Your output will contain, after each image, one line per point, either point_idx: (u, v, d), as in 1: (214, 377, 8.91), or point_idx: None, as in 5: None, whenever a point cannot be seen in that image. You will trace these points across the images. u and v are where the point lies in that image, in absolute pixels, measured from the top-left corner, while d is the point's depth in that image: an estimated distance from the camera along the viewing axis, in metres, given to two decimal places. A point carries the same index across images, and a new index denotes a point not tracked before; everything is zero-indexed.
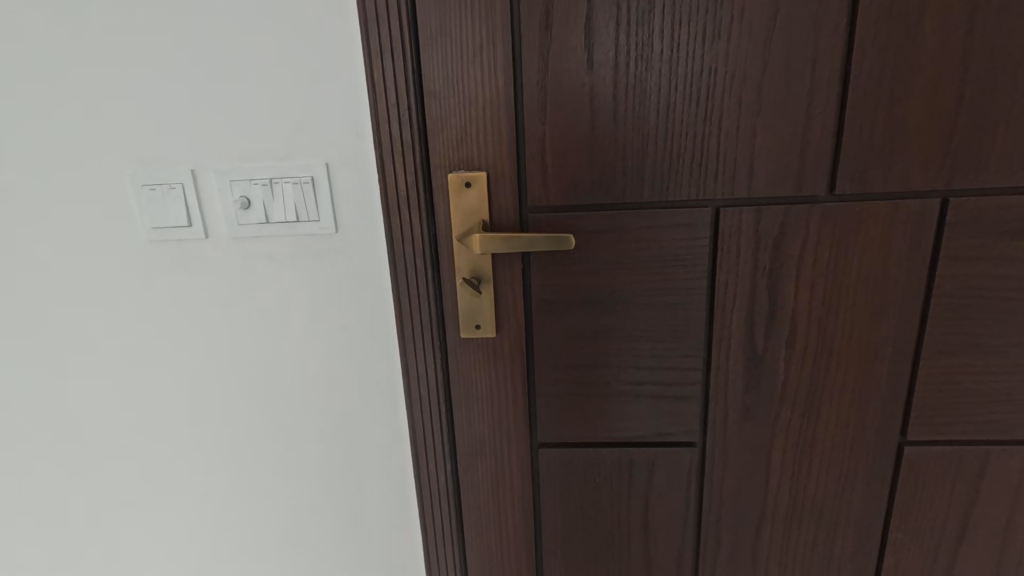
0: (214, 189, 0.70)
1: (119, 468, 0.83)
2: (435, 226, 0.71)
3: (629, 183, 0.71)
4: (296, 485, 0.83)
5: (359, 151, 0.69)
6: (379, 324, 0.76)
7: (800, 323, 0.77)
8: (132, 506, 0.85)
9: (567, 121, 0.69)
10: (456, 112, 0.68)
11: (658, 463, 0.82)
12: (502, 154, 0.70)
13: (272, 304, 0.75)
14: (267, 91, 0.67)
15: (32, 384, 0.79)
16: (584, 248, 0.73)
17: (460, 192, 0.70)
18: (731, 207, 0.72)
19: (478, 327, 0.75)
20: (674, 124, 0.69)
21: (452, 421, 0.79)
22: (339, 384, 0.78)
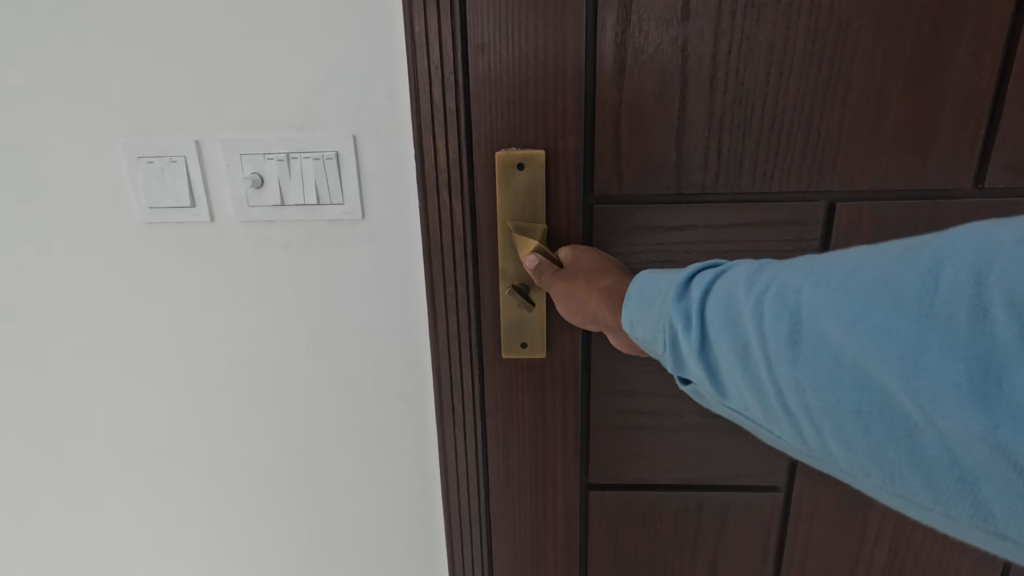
0: (222, 164, 0.59)
1: (112, 474, 0.74)
2: (482, 215, 0.59)
3: (724, 167, 0.58)
4: (306, 504, 0.73)
5: (392, 121, 0.57)
6: (408, 327, 0.64)
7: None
8: (129, 520, 0.76)
9: (649, 88, 0.56)
10: (514, 74, 0.55)
11: (730, 504, 0.69)
12: (568, 128, 0.57)
13: (287, 300, 0.64)
14: (284, 46, 0.56)
15: (15, 380, 0.70)
16: (660, 245, 0.61)
17: (510, 176, 0.58)
18: (848, 201, 0.59)
19: (524, 346, 0.63)
20: (784, 93, 0.56)
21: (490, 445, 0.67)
22: (360, 392, 0.68)
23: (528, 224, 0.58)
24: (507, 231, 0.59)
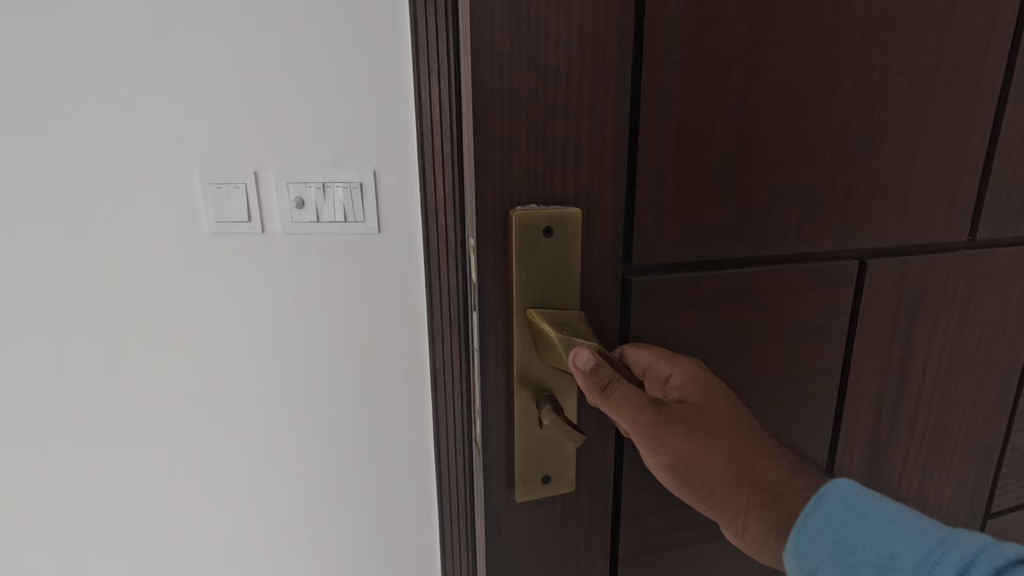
0: (273, 190, 0.77)
1: (166, 436, 0.91)
2: (501, 296, 0.44)
3: (774, 224, 0.51)
4: (325, 465, 0.90)
5: (403, 161, 0.75)
6: (412, 320, 0.82)
7: (923, 396, 0.65)
8: (183, 476, 0.93)
9: (719, 131, 0.46)
10: (550, 111, 0.41)
11: (746, 560, 0.63)
12: (609, 187, 0.45)
13: (319, 295, 0.81)
14: (324, 102, 0.73)
15: (90, 358, 0.88)
16: (698, 316, 0.51)
17: (534, 244, 0.43)
18: (876, 257, 0.57)
19: (547, 480, 0.49)
20: (827, 144, 0.51)
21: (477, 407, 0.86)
22: (375, 372, 0.85)
23: (552, 309, 0.45)
24: (526, 324, 0.45)
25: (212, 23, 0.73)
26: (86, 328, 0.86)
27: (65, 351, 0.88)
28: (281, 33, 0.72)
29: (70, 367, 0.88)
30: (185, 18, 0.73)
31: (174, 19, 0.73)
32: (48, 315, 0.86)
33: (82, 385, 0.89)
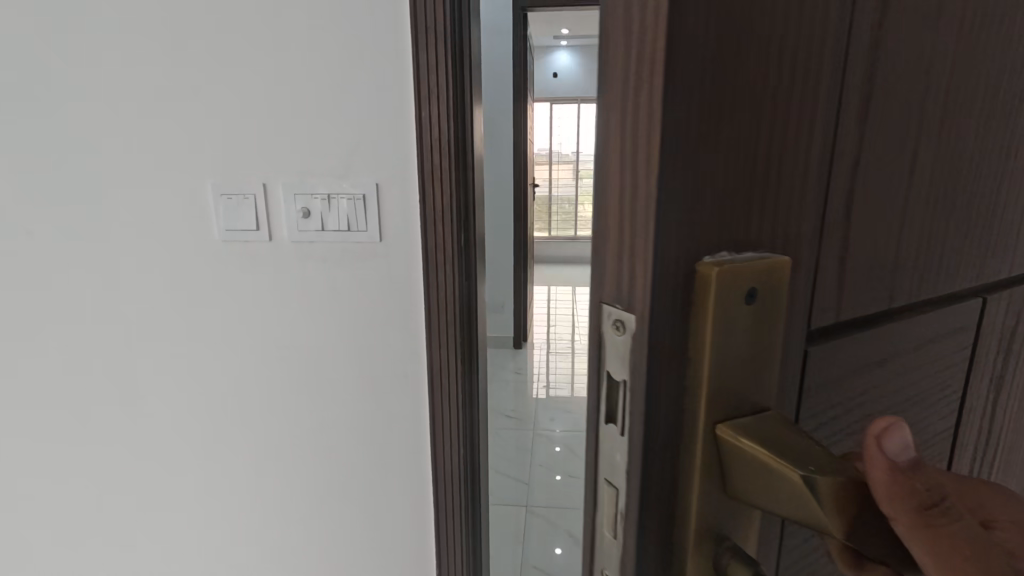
0: (281, 200, 0.82)
1: (173, 433, 0.95)
2: (670, 405, 0.23)
3: (940, 265, 0.33)
4: (325, 463, 0.94)
5: (402, 173, 0.79)
6: (409, 324, 0.85)
7: (1003, 441, 0.45)
8: (188, 474, 0.97)
9: (904, 120, 0.28)
10: (768, 60, 0.22)
11: None
12: (817, 215, 0.26)
13: (321, 299, 0.86)
14: (330, 119, 0.78)
15: (102, 358, 0.92)
16: (860, 404, 0.31)
17: (730, 304, 0.23)
18: (999, 292, 0.38)
19: None
20: (996, 146, 0.33)
21: (471, 404, 0.91)
22: (376, 375, 0.88)
23: (752, 420, 0.24)
24: (712, 452, 0.24)
25: (226, 44, 0.78)
26: (99, 329, 0.90)
27: (79, 350, 0.92)
28: (289, 54, 0.77)
29: (83, 366, 0.92)
30: (200, 39, 0.78)
31: (191, 40, 0.78)
32: (63, 315, 0.90)
33: (94, 384, 0.93)
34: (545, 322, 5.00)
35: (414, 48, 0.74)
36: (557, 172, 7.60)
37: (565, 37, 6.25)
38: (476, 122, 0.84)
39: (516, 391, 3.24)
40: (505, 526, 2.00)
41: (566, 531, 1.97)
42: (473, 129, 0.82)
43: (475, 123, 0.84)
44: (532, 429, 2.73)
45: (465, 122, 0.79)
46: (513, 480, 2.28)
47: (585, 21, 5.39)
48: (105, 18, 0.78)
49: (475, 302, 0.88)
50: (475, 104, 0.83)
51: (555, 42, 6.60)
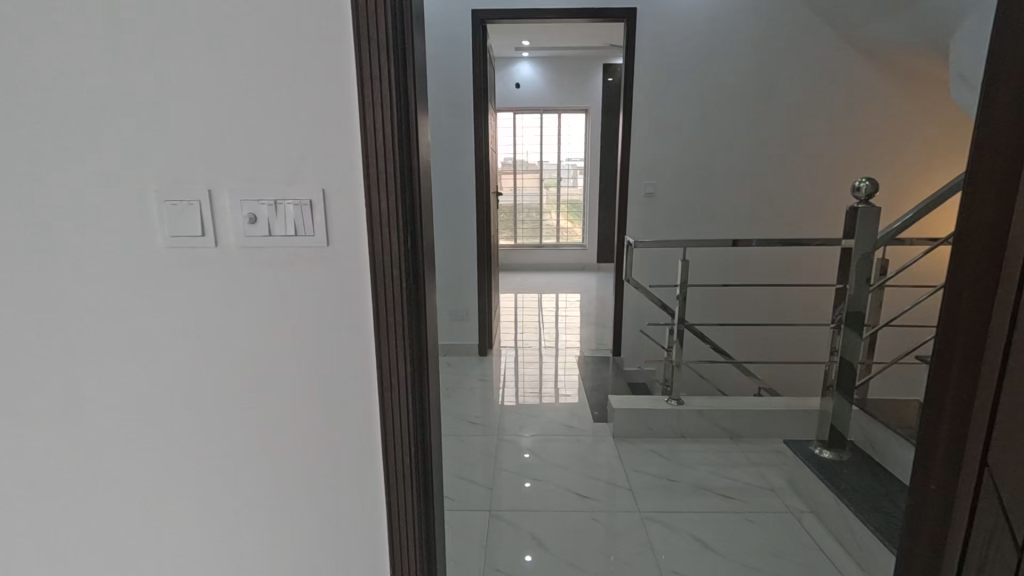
0: (226, 206, 0.83)
1: (120, 445, 0.94)
2: None
3: None
4: (277, 469, 0.94)
5: (348, 178, 0.81)
6: (358, 326, 0.87)
7: None
8: (137, 484, 0.95)
9: None
10: None
11: None
12: None
13: (271, 302, 0.86)
14: (275, 127, 0.80)
15: (44, 368, 0.90)
16: None
17: None
18: None
19: None
20: None
21: (423, 403, 0.93)
22: (327, 377, 0.89)
23: None
24: None
25: (170, 54, 0.78)
26: (40, 338, 0.89)
27: (19, 359, 0.90)
28: (233, 65, 0.78)
29: (23, 376, 0.91)
30: (143, 49, 0.78)
31: (134, 49, 0.78)
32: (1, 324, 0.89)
33: (38, 394, 0.92)
34: (513, 330, 5.03)
35: (357, 60, 0.77)
36: (522, 180, 7.68)
37: (527, 49, 6.34)
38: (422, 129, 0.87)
39: (482, 398, 3.25)
40: (469, 530, 2.02)
41: (530, 533, 2.00)
42: (418, 136, 0.84)
43: (421, 130, 0.87)
44: (497, 435, 2.76)
45: (410, 129, 0.81)
46: (478, 485, 2.29)
47: (546, 33, 5.50)
48: (44, 25, 0.78)
49: (424, 302, 0.90)
50: (421, 112, 0.86)
51: (518, 53, 6.70)
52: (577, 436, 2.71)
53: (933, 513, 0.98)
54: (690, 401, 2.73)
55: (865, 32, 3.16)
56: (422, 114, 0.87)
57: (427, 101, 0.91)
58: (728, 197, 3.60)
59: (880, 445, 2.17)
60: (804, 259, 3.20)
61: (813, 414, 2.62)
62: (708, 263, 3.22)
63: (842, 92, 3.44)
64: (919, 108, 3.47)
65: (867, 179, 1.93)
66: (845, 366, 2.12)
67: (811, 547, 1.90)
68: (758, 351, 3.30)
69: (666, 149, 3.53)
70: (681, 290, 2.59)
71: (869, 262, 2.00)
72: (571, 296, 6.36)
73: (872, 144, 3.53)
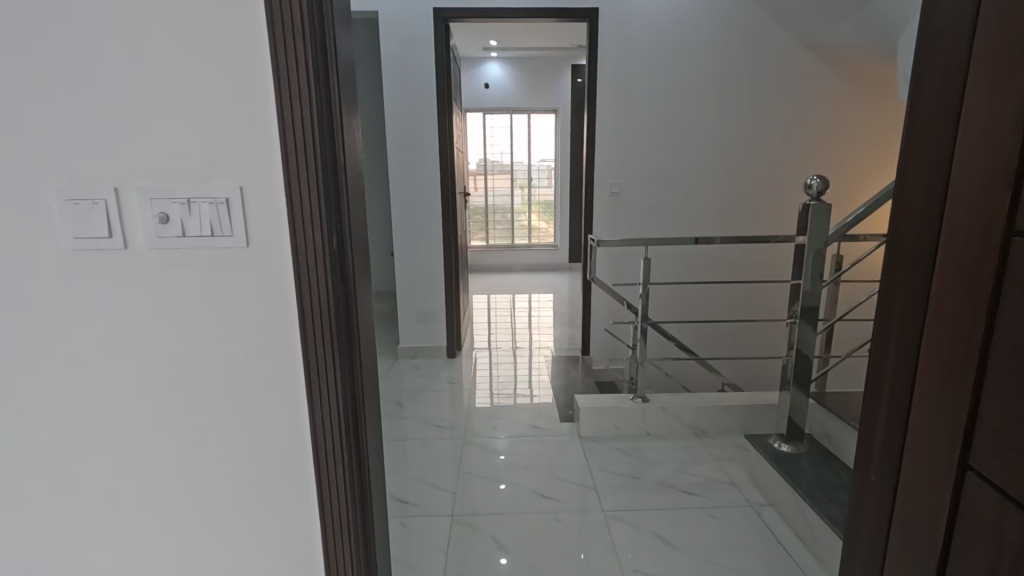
0: (134, 206, 0.77)
1: (28, 462, 0.87)
2: None
3: None
4: (204, 482, 0.89)
5: (268, 175, 0.77)
6: (284, 329, 0.83)
7: None
8: (47, 503, 0.89)
9: None
10: None
11: None
12: None
13: (190, 307, 0.82)
14: (186, 122, 0.75)
15: None
16: None
17: None
18: None
19: None
20: None
21: (357, 410, 0.89)
22: (253, 383, 0.85)
23: None
24: None
25: (67, 43, 0.73)
26: None
27: None
28: (137, 55, 0.73)
29: None
30: (37, 38, 0.73)
31: (28, 38, 0.73)
32: None
33: None
34: (485, 331, 4.99)
35: (272, 54, 0.73)
36: (493, 181, 7.67)
37: (494, 49, 6.34)
38: (349, 127, 0.84)
39: (450, 400, 3.21)
40: (432, 537, 1.97)
41: (493, 537, 1.96)
42: (346, 135, 0.81)
43: (349, 129, 0.84)
44: (463, 438, 2.71)
45: (334, 127, 0.78)
46: (442, 490, 2.25)
47: (512, 32, 5.49)
48: None
49: (355, 307, 0.86)
50: (348, 109, 0.83)
51: (486, 54, 6.68)
52: (544, 437, 2.70)
53: (870, 507, 1.00)
54: (654, 398, 2.75)
55: (819, 34, 3.24)
56: (350, 113, 0.84)
57: (356, 97, 0.88)
58: (691, 197, 3.64)
59: (835, 436, 2.21)
60: (763, 256, 3.26)
61: (774, 408, 2.66)
62: (670, 261, 3.26)
63: (798, 93, 3.52)
64: (869, 108, 3.58)
65: (818, 176, 1.97)
66: (801, 361, 2.15)
67: (770, 540, 1.92)
68: (721, 347, 3.35)
69: (629, 150, 3.55)
70: (643, 289, 2.60)
71: (821, 257, 2.03)
72: (543, 297, 6.35)
73: (827, 144, 3.62)
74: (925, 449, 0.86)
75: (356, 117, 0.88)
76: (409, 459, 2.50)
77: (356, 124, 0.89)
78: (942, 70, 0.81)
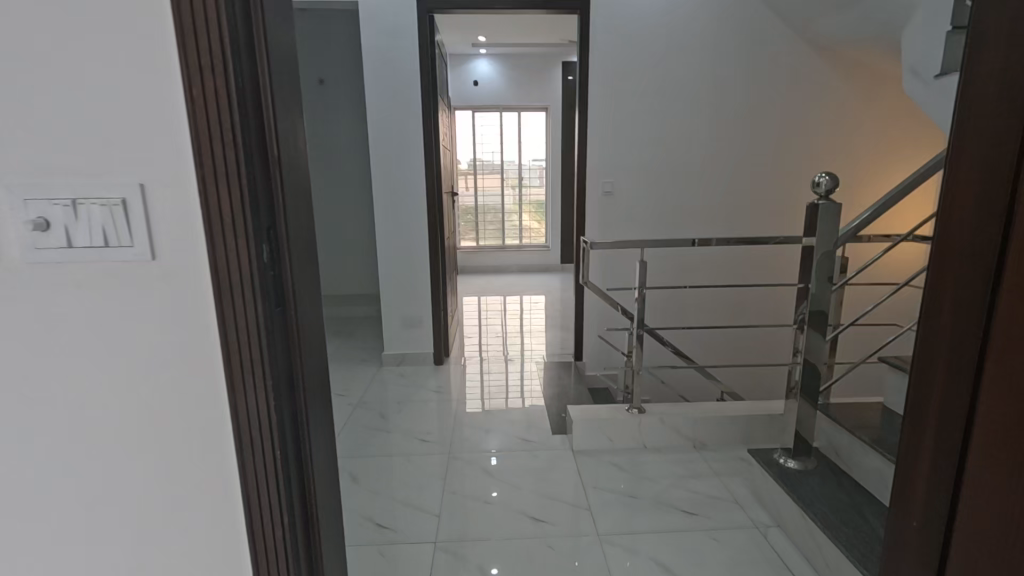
0: (4, 209, 0.61)
1: None
2: None
3: None
4: (106, 550, 0.72)
5: (176, 167, 0.61)
6: (204, 361, 0.66)
7: None
8: None
9: None
10: None
11: None
12: None
13: (82, 336, 0.65)
14: (65, 102, 0.59)
15: None
16: None
17: None
18: None
19: None
20: None
21: (302, 457, 0.73)
22: (167, 427, 0.68)
23: None
24: None
25: None
26: None
27: None
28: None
29: None
30: None
31: None
32: None
33: None
34: (475, 335, 4.83)
35: (175, 12, 0.57)
36: (482, 181, 7.51)
37: (482, 44, 6.18)
38: (287, 112, 0.68)
39: (437, 411, 3.05)
40: (412, 566, 1.81)
41: (478, 566, 1.80)
42: (281, 121, 0.65)
43: (287, 114, 0.68)
44: (450, 453, 2.56)
45: (263, 111, 0.62)
46: (425, 513, 2.09)
47: (501, 26, 5.33)
48: None
49: (297, 332, 0.70)
50: (285, 90, 0.67)
51: (474, 50, 6.53)
52: (534, 451, 2.54)
53: (914, 560, 0.86)
54: (651, 408, 2.60)
55: (818, 27, 3.12)
56: (288, 94, 0.68)
57: (298, 76, 0.72)
58: (687, 197, 3.51)
59: (844, 451, 2.06)
60: (762, 258, 3.13)
61: (777, 418, 2.53)
62: (666, 264, 3.12)
63: (797, 89, 3.40)
64: (871, 103, 3.46)
65: (827, 173, 1.83)
66: (809, 370, 2.01)
67: (780, 568, 1.76)
68: (719, 352, 3.21)
69: (623, 148, 3.41)
70: (639, 293, 2.46)
71: (831, 260, 1.90)
72: (535, 298, 6.19)
73: (827, 142, 3.50)
74: (993, 497, 0.72)
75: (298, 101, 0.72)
76: (391, 477, 2.34)
77: (299, 110, 0.73)
78: (1010, 45, 0.68)
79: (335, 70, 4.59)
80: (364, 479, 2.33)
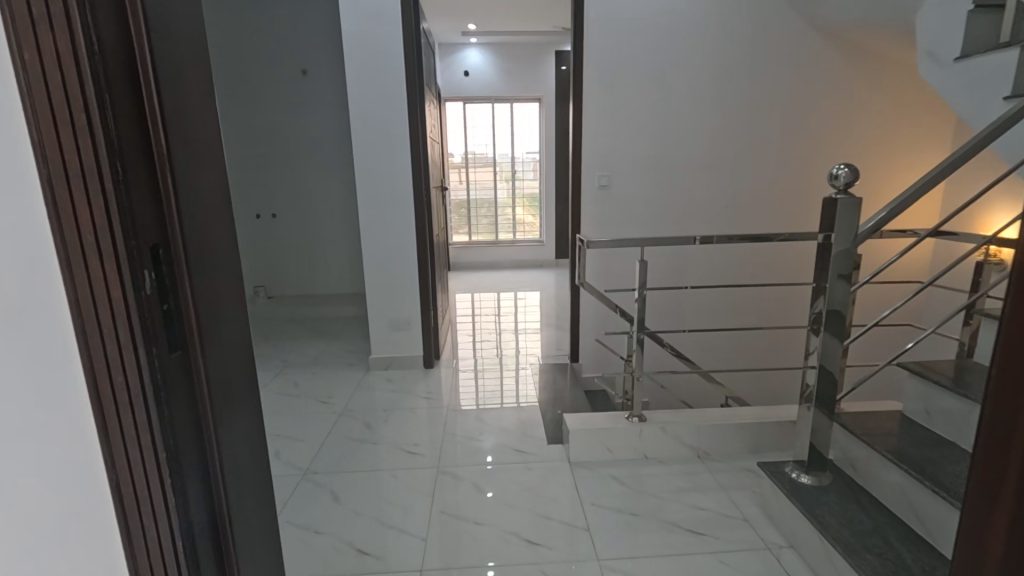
0: None
1: None
2: None
3: None
4: None
5: (20, 176, 0.46)
6: (72, 421, 0.52)
7: None
8: None
9: None
10: None
11: None
12: None
13: None
14: None
15: None
16: None
17: None
18: None
19: None
20: None
21: (219, 540, 0.58)
22: (40, 499, 0.55)
23: None
24: None
25: None
26: None
27: None
28: None
29: None
30: None
31: None
32: None
33: None
34: (467, 334, 4.66)
35: None
36: (474, 174, 7.29)
37: (473, 32, 5.97)
38: (183, 91, 0.52)
39: (425, 419, 2.88)
40: None
41: None
42: (170, 98, 0.49)
43: (184, 92, 0.52)
44: (438, 466, 2.40)
45: (138, 81, 0.46)
46: (410, 536, 1.94)
47: (491, 12, 5.12)
48: None
49: (205, 380, 0.55)
50: (182, 63, 0.51)
51: (465, 38, 6.31)
52: (528, 463, 2.39)
53: None
54: (651, 416, 2.45)
55: (826, 9, 2.94)
56: (186, 67, 0.52)
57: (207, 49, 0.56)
58: (686, 190, 3.35)
59: (862, 464, 1.90)
60: (766, 255, 2.99)
61: (785, 425, 2.39)
62: (666, 261, 2.96)
63: (802, 77, 3.23)
64: (880, 89, 3.29)
65: (846, 164, 1.68)
66: (824, 376, 1.86)
67: None
68: (722, 353, 3.07)
69: (620, 138, 3.23)
70: (639, 294, 2.30)
71: (849, 257, 1.75)
72: (529, 295, 6.02)
73: (834, 131, 3.34)
74: None
75: (214, 88, 0.57)
76: (375, 495, 2.18)
77: (208, 93, 0.57)
78: None
79: (318, 59, 4.39)
80: (345, 497, 2.18)
